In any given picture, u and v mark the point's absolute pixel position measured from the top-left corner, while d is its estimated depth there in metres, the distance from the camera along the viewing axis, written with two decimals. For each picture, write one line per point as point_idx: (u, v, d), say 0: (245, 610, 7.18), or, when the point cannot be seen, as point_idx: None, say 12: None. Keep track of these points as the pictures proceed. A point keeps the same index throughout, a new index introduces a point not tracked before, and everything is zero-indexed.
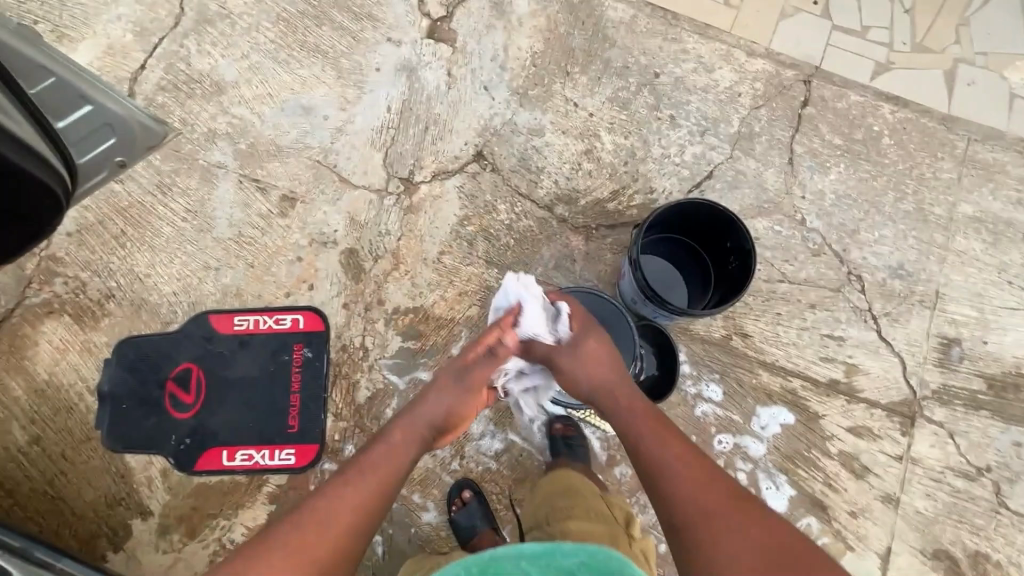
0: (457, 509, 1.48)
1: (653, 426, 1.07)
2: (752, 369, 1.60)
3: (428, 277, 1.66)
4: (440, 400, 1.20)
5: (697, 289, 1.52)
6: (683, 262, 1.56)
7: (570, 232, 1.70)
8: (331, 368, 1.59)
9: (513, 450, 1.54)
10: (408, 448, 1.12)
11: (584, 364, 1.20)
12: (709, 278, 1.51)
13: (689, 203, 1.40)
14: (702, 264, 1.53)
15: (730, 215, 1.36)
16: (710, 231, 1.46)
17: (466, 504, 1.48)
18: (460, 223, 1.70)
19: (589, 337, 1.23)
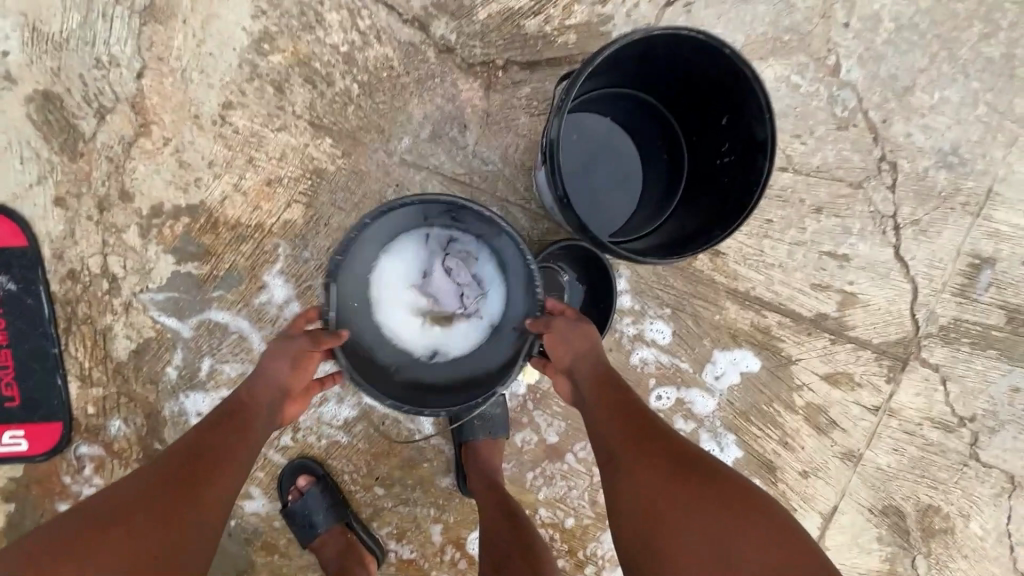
0: (292, 500, 1.05)
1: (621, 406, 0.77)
2: (716, 301, 1.13)
3: (208, 151, 0.95)
4: (282, 363, 0.81)
5: (657, 190, 0.93)
6: (640, 142, 0.94)
7: (460, 75, 0.98)
8: (57, 308, 0.96)
9: (372, 418, 1.08)
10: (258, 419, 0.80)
11: (572, 336, 0.81)
12: (679, 174, 0.90)
13: (668, 36, 0.71)
14: (672, 148, 0.91)
15: (739, 73, 0.71)
16: (695, 95, 0.82)
17: (303, 493, 1.05)
18: (256, 48, 0.92)
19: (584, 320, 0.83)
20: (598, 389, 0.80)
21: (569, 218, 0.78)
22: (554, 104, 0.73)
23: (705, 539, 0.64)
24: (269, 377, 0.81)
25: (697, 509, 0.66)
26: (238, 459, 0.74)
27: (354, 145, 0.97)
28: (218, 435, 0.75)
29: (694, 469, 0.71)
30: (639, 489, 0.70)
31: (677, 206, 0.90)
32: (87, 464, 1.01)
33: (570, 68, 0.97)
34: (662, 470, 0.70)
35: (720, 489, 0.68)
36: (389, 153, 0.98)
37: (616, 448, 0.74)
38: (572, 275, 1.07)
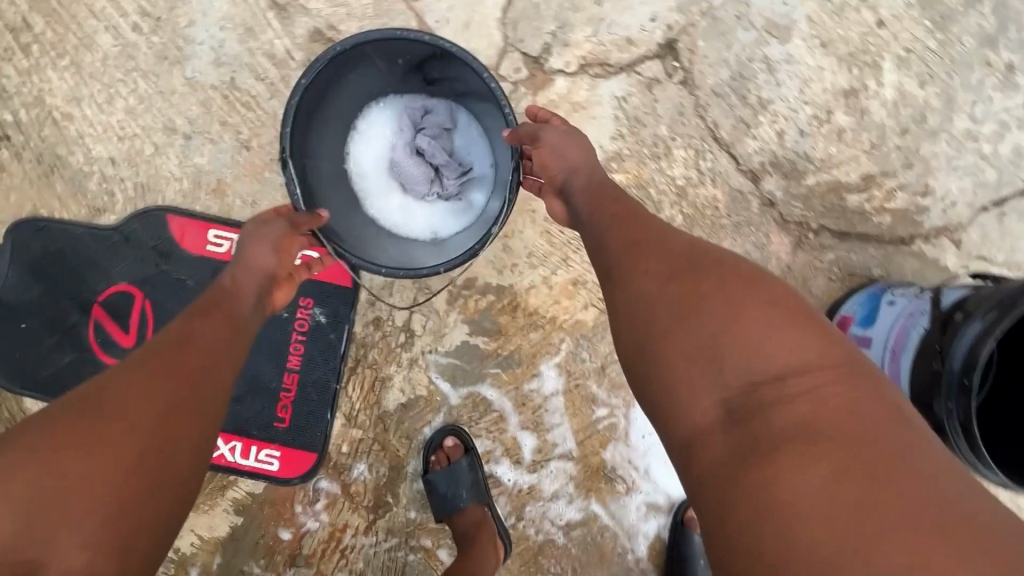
0: (436, 464, 1.01)
1: (626, 222, 0.68)
2: None
3: (531, 243, 1.01)
4: (267, 249, 0.75)
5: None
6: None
7: (774, 229, 1.02)
8: (352, 348, 1.02)
9: (592, 527, 1.06)
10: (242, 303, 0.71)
11: (563, 161, 0.79)
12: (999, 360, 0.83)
13: None
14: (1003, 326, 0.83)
15: None
16: None
17: (451, 462, 1.01)
18: (605, 165, 1.00)
19: (570, 138, 0.80)
20: (600, 207, 0.72)
21: (952, 421, 0.73)
22: (1000, 298, 0.70)
23: (703, 320, 0.54)
24: (253, 263, 0.74)
25: (705, 302, 0.55)
26: (225, 371, 0.64)
27: None
28: (207, 323, 0.66)
29: (691, 261, 0.60)
30: (642, 289, 0.60)
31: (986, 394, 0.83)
32: (320, 498, 1.03)
33: (893, 263, 1.03)
34: (653, 266, 0.60)
35: (725, 275, 0.57)
36: None
37: (613, 258, 0.65)
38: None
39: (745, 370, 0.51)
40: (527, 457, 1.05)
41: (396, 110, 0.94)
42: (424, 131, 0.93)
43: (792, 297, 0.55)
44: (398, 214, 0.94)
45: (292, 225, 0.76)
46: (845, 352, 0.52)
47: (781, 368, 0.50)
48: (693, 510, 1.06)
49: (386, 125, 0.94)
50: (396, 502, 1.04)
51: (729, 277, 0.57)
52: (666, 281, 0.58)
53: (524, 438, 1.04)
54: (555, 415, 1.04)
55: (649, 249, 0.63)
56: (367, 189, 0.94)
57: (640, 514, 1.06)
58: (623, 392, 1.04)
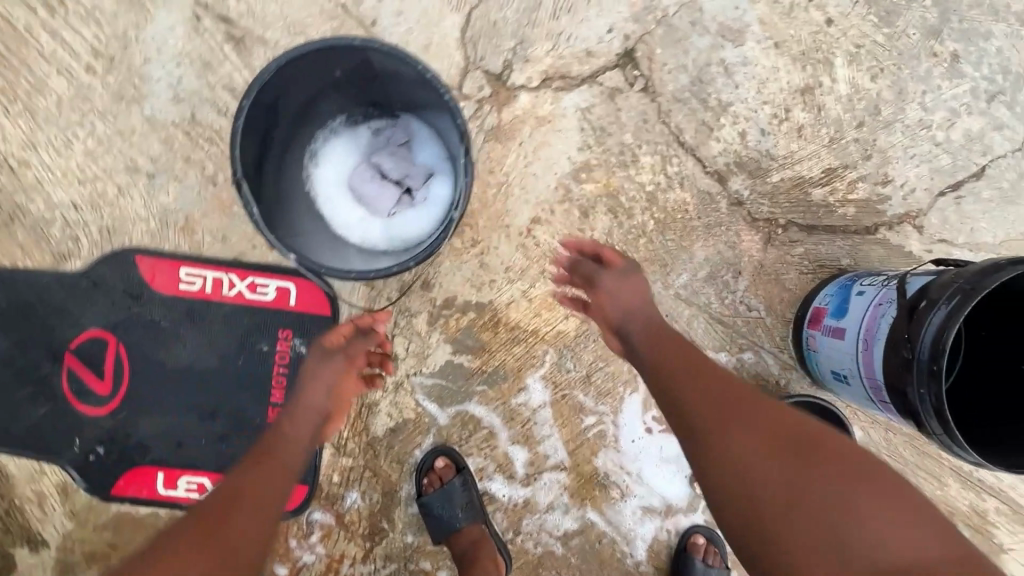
0: (430, 486, 1.01)
1: (703, 382, 0.75)
2: (939, 476, 1.12)
3: (508, 258, 1.02)
4: (323, 390, 0.80)
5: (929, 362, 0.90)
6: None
7: (744, 227, 1.05)
8: None
9: (590, 535, 1.07)
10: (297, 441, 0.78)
11: (616, 306, 0.83)
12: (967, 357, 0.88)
13: None
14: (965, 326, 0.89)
15: None
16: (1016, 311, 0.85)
17: (443, 483, 1.01)
18: (574, 175, 1.01)
19: (635, 278, 0.84)
20: (661, 350, 0.79)
21: (927, 408, 0.75)
22: (960, 287, 0.73)
23: (815, 510, 0.63)
24: (310, 404, 0.79)
25: (811, 491, 0.64)
26: (266, 518, 0.71)
27: None
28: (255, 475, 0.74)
29: (780, 438, 0.69)
30: (745, 468, 0.68)
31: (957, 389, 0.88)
32: (315, 531, 1.02)
33: (859, 252, 1.06)
34: (758, 448, 0.68)
35: (826, 462, 0.67)
36: (664, 285, 1.04)
37: (699, 424, 0.72)
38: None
39: (860, 560, 0.60)
40: (519, 472, 1.05)
41: (354, 131, 0.91)
42: (384, 150, 0.89)
43: (883, 479, 0.66)
44: (364, 233, 0.87)
45: (347, 360, 0.81)
46: (932, 531, 0.62)
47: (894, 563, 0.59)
48: (698, 536, 1.07)
49: (346, 147, 0.90)
50: (391, 527, 1.04)
51: (820, 460, 0.67)
52: (766, 464, 0.67)
53: (516, 452, 1.05)
54: (544, 427, 1.05)
55: (736, 420, 0.71)
56: (327, 209, 0.88)
57: (636, 518, 1.08)
58: (611, 399, 1.05)
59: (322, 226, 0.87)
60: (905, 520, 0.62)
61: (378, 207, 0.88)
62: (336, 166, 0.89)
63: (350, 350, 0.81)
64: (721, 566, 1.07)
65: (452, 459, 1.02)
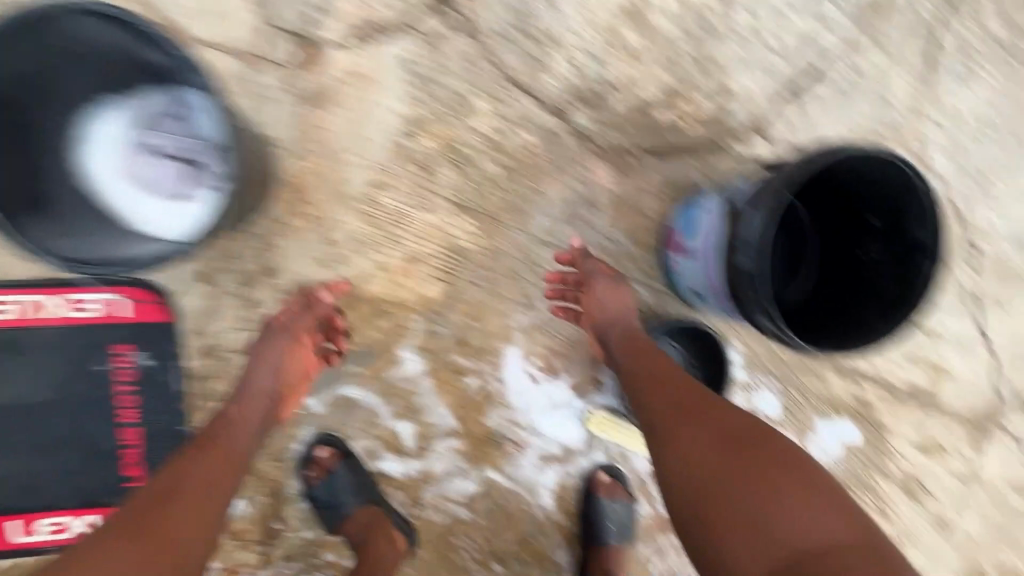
0: (315, 478, 0.97)
1: (669, 382, 0.79)
2: (820, 373, 1.17)
3: (354, 230, 0.97)
4: (270, 371, 0.87)
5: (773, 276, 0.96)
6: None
7: (594, 161, 1.03)
8: (192, 384, 0.95)
9: (493, 494, 1.06)
10: (245, 425, 0.82)
11: (609, 310, 0.90)
12: (801, 265, 0.95)
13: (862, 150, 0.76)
14: (794, 237, 0.96)
15: (914, 182, 0.77)
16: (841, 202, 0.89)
17: (328, 472, 0.96)
18: (408, 133, 0.96)
19: (620, 285, 0.91)
20: (639, 359, 0.84)
21: (761, 305, 0.78)
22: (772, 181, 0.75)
23: (750, 499, 0.66)
24: (256, 385, 0.86)
25: (750, 482, 0.67)
26: (204, 515, 0.70)
27: (493, 224, 1.01)
28: (195, 468, 0.74)
29: (735, 435, 0.71)
30: (694, 455, 0.71)
31: (799, 296, 0.94)
32: None
33: (711, 168, 1.06)
34: (695, 436, 0.72)
35: (772, 459, 0.69)
36: (524, 232, 1.02)
37: (659, 420, 0.76)
38: (704, 370, 1.08)
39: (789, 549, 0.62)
40: (410, 446, 1.02)
41: (121, 112, 0.89)
42: (149, 128, 0.89)
43: (818, 479, 0.68)
44: (153, 214, 0.88)
45: (293, 335, 0.89)
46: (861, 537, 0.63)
47: (812, 545, 0.62)
48: (603, 475, 1.08)
49: (108, 132, 0.89)
50: (286, 527, 1.00)
51: (768, 455, 0.69)
52: (712, 453, 0.70)
53: (402, 426, 1.02)
54: (426, 397, 1.02)
55: (694, 412, 0.74)
56: (109, 200, 0.88)
57: (537, 468, 1.08)
58: (490, 357, 1.03)
59: (105, 217, 0.87)
60: (836, 520, 0.64)
61: (158, 185, 0.89)
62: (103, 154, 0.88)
63: (295, 327, 0.90)
64: (629, 500, 1.07)
65: (333, 448, 0.98)
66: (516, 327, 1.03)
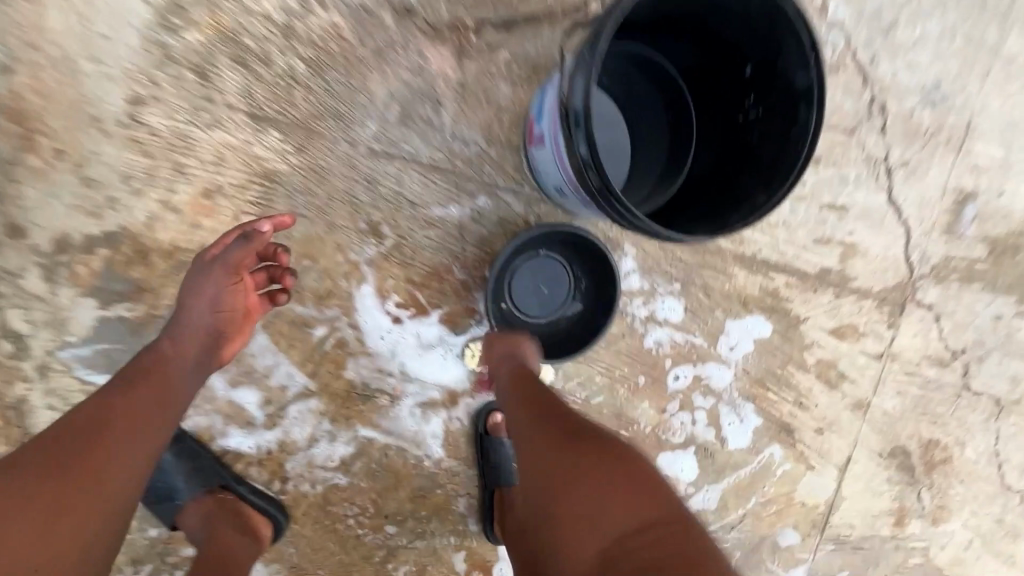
0: None
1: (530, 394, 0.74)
2: (725, 269, 1.06)
3: (120, 163, 0.75)
4: (206, 305, 0.73)
5: (656, 167, 0.84)
6: (644, 114, 0.85)
7: (425, 42, 0.83)
8: None
9: (372, 453, 0.93)
10: (182, 373, 0.69)
11: (502, 348, 0.83)
12: (685, 148, 0.82)
13: None
14: (677, 121, 0.84)
15: (787, 12, 0.63)
16: (719, 58, 0.75)
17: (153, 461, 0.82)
18: (164, 24, 0.74)
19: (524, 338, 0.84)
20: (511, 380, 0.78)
21: (595, 184, 0.65)
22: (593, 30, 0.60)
23: (579, 491, 0.60)
24: (191, 323, 0.72)
25: (583, 477, 0.61)
26: (147, 450, 0.60)
27: (309, 137, 0.81)
28: (132, 400, 0.62)
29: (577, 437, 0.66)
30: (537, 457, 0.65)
31: (684, 183, 0.81)
32: None
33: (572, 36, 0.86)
34: (540, 434, 0.67)
35: (605, 454, 0.63)
36: (351, 143, 0.83)
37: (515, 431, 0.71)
38: (577, 290, 0.96)
39: (610, 543, 0.57)
40: (258, 416, 0.88)
41: None
42: None
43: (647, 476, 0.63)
44: None
45: (229, 267, 0.74)
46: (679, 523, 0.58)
47: (632, 533, 0.57)
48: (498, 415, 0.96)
49: None
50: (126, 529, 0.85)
51: (603, 452, 0.64)
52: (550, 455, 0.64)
53: (245, 396, 0.87)
54: (266, 356, 0.86)
55: (545, 416, 0.69)
56: None
57: (420, 419, 0.95)
58: (336, 300, 0.87)
59: None
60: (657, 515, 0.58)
61: None
62: None
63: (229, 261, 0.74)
64: None
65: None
66: (362, 260, 0.87)
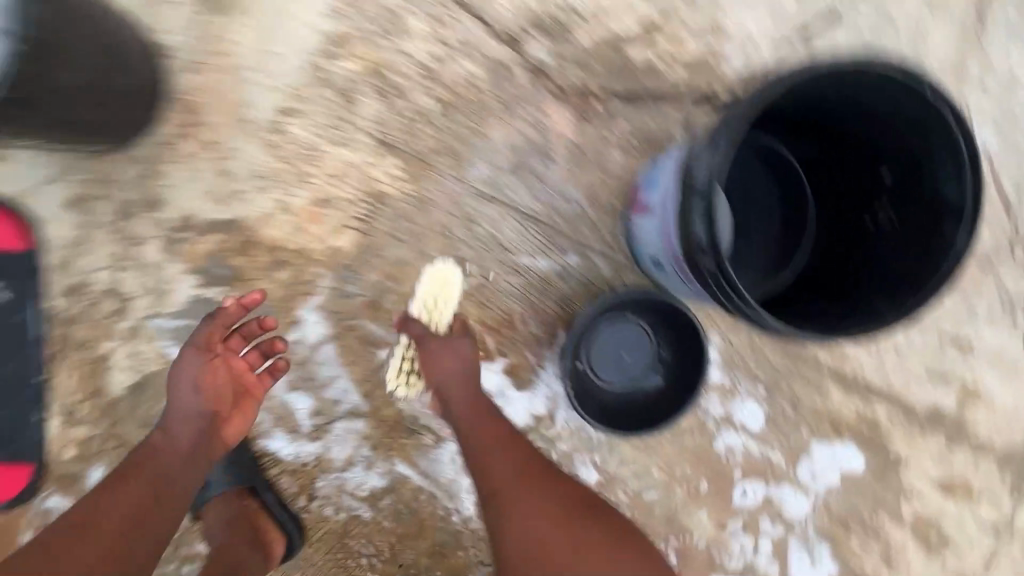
0: None
1: (503, 441, 0.75)
2: (819, 384, 0.96)
3: (255, 161, 0.82)
4: (190, 388, 0.72)
5: (760, 257, 0.79)
6: (763, 207, 0.80)
7: (551, 101, 0.86)
8: (51, 328, 0.80)
9: (403, 492, 0.89)
10: (173, 460, 0.69)
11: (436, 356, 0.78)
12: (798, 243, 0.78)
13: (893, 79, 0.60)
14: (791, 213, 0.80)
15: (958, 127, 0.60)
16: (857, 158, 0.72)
17: None
18: (326, 51, 0.81)
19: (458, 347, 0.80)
20: (468, 418, 0.77)
21: (710, 267, 0.60)
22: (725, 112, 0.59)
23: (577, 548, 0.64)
24: (182, 408, 0.72)
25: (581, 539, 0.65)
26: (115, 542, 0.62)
27: (423, 169, 0.85)
28: (112, 503, 0.65)
29: (568, 498, 0.70)
30: (529, 521, 0.67)
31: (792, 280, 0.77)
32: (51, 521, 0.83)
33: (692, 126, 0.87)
34: (526, 492, 0.69)
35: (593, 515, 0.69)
36: (461, 180, 0.86)
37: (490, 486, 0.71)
38: (661, 361, 0.90)
39: None
40: (305, 424, 0.87)
41: None
42: None
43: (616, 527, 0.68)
44: None
45: (204, 348, 0.74)
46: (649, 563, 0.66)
47: None
48: None
49: None
50: None
51: (590, 508, 0.70)
52: (542, 514, 0.67)
53: (299, 401, 0.86)
54: (330, 367, 0.86)
55: (525, 470, 0.72)
56: None
57: (460, 468, 0.90)
58: None
59: None
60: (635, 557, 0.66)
61: None
62: None
63: (201, 339, 0.75)
64: None
65: None
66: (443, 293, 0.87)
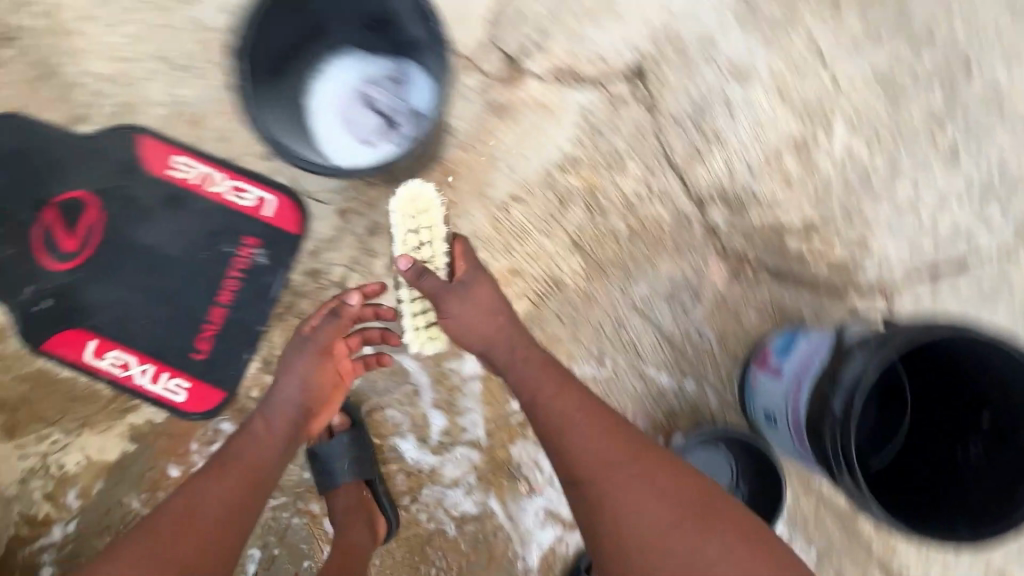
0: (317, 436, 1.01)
1: (590, 422, 0.81)
2: (866, 568, 1.05)
3: (478, 226, 1.05)
4: (295, 381, 0.90)
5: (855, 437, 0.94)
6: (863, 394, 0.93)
7: (714, 257, 1.05)
8: (285, 295, 1.03)
9: (487, 524, 1.03)
10: (272, 443, 0.87)
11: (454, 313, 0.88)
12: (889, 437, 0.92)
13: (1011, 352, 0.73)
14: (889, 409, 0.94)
15: None
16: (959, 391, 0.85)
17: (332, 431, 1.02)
18: (561, 166, 1.05)
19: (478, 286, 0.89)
20: (543, 393, 0.84)
21: (835, 445, 0.76)
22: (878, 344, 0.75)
23: (676, 531, 0.72)
24: (284, 399, 0.89)
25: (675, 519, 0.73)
26: (230, 503, 0.78)
27: (598, 274, 1.05)
28: (225, 475, 0.80)
29: (662, 475, 0.77)
30: (626, 503, 0.75)
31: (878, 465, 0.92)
32: (217, 440, 1.03)
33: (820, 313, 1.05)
34: (619, 472, 0.77)
35: (689, 494, 0.75)
36: (623, 292, 1.05)
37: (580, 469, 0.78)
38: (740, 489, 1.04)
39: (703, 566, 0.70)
40: (433, 438, 1.03)
41: (349, 65, 0.95)
42: (373, 91, 0.95)
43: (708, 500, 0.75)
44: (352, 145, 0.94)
45: (318, 347, 0.91)
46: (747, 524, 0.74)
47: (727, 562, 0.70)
48: None
49: (345, 73, 0.95)
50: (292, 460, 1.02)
51: (686, 482, 0.77)
52: (640, 491, 0.75)
53: (435, 418, 1.03)
54: (470, 400, 1.03)
55: (613, 445, 0.79)
56: (324, 131, 0.94)
57: (539, 522, 1.03)
58: None
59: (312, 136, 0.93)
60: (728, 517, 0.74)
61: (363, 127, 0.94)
62: (334, 88, 0.94)
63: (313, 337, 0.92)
64: None
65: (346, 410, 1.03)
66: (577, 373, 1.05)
